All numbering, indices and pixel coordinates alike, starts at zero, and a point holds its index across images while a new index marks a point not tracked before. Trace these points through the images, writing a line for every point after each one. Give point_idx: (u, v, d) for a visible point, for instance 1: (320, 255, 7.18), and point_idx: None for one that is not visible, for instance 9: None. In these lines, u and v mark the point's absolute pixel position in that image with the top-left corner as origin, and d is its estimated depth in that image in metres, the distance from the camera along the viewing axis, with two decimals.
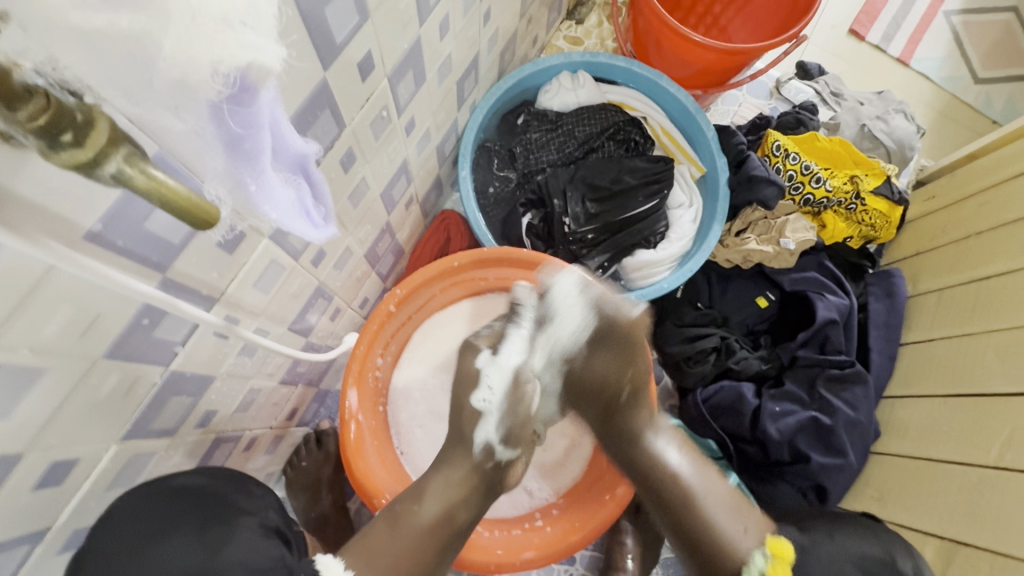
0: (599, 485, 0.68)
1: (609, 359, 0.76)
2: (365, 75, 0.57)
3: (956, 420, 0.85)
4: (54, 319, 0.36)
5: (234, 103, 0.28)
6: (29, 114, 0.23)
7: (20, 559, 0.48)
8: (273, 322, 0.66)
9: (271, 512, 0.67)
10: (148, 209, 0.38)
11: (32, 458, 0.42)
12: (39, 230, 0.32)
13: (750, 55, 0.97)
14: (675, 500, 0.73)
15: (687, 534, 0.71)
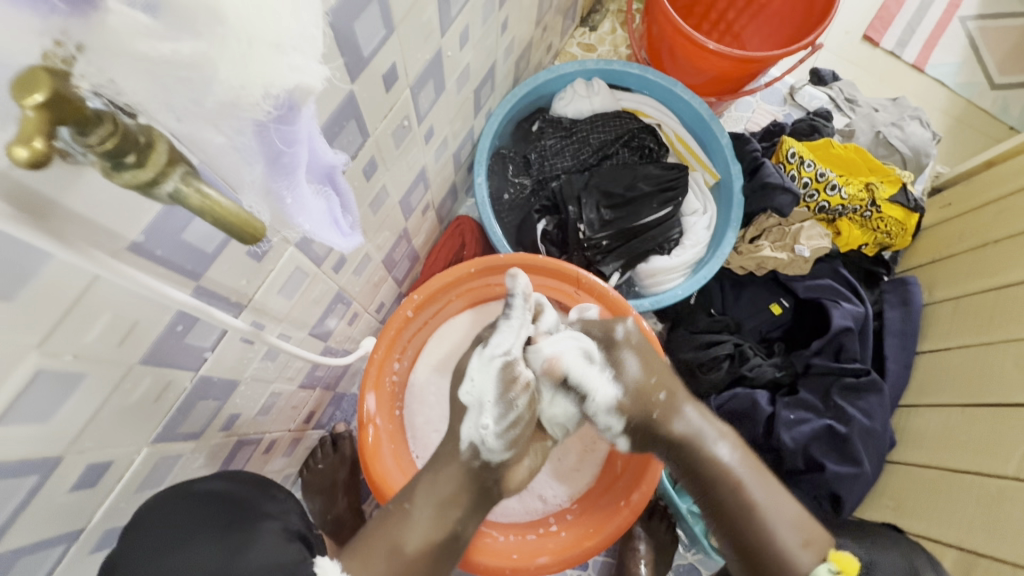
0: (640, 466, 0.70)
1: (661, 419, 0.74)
2: (389, 86, 0.58)
3: (974, 430, 0.84)
4: (94, 326, 0.38)
5: (280, 123, 0.29)
6: (98, 138, 0.24)
7: (54, 559, 0.50)
8: (295, 327, 0.67)
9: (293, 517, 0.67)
10: (186, 219, 0.39)
11: (69, 460, 0.43)
12: (84, 240, 0.33)
13: (765, 63, 0.97)
14: (726, 500, 0.69)
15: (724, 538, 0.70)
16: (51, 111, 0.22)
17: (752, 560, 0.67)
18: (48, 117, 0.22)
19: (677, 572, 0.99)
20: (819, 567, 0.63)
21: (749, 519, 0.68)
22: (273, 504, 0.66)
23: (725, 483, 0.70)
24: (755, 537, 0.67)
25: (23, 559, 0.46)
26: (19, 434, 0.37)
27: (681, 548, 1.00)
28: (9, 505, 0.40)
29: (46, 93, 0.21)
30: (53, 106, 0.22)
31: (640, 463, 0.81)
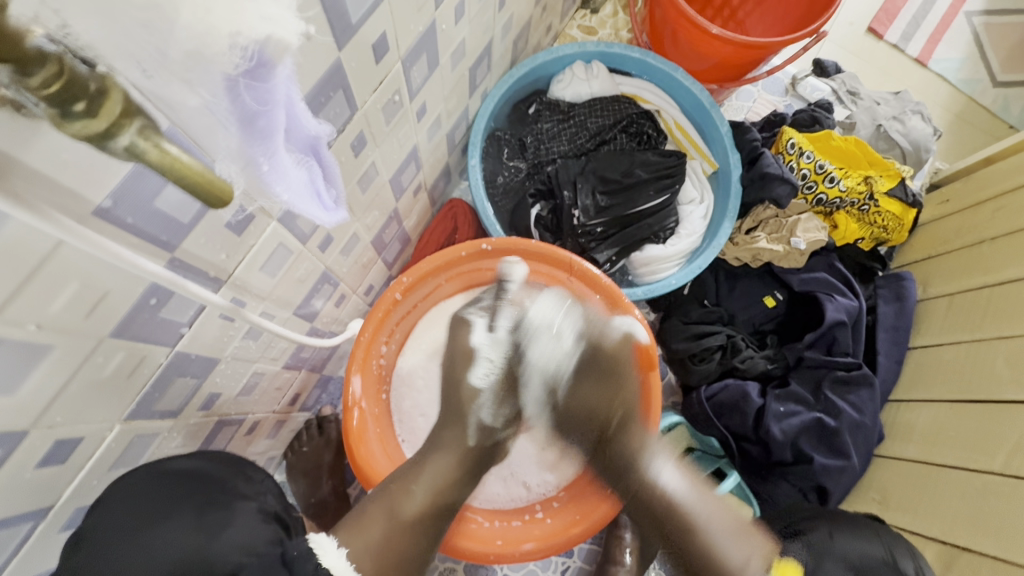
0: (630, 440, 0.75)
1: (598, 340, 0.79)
2: (378, 57, 0.56)
3: (962, 426, 0.84)
4: (60, 295, 0.36)
5: (251, 78, 0.27)
6: (42, 81, 0.21)
7: (22, 535, 0.48)
8: (279, 306, 0.65)
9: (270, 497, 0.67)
10: (158, 186, 0.37)
11: (36, 435, 0.42)
12: (47, 204, 0.31)
13: (769, 49, 0.95)
14: (673, 530, 0.70)
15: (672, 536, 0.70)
16: None
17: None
18: None
19: (662, 561, 0.99)
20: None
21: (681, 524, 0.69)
22: (248, 485, 0.66)
23: (664, 500, 0.71)
24: (699, 546, 0.68)
25: None
26: None
27: None
28: None
29: None
30: None
31: None
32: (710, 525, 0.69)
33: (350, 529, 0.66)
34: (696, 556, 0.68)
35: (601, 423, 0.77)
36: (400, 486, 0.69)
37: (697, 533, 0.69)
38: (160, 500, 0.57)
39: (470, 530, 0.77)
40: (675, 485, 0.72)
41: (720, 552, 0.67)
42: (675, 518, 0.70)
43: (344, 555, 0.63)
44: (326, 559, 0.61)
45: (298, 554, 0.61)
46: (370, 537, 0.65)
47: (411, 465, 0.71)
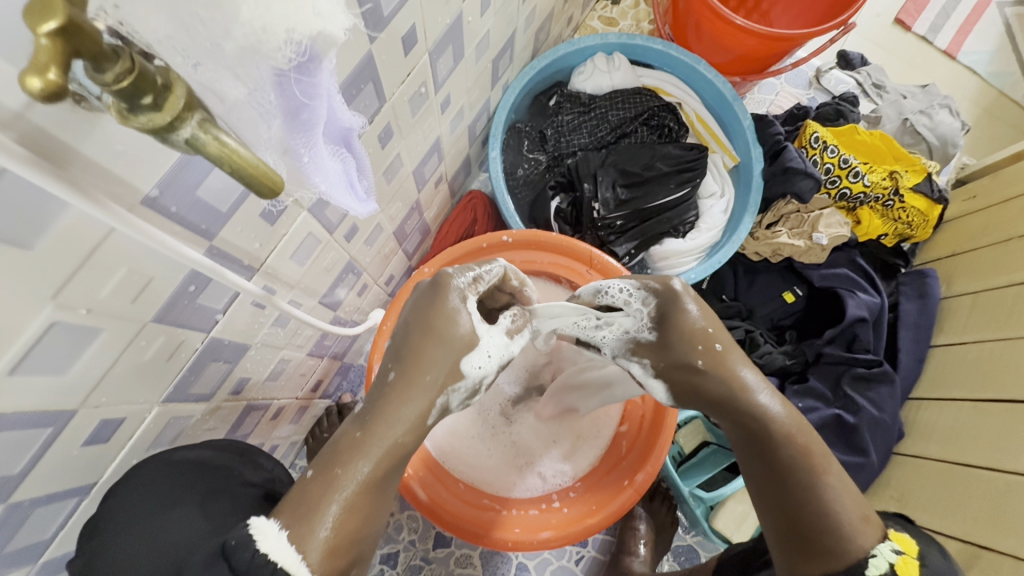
0: (715, 367, 0.61)
1: (673, 326, 0.63)
2: (407, 49, 0.56)
3: (984, 425, 0.83)
4: (109, 281, 0.37)
5: (300, 73, 0.29)
6: (114, 76, 0.22)
7: (67, 511, 0.50)
8: (306, 294, 0.66)
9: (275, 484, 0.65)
10: (200, 176, 0.38)
11: (83, 415, 0.43)
12: (101, 192, 0.32)
13: (796, 41, 0.93)
14: (779, 466, 0.58)
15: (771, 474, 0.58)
16: (65, 42, 0.20)
17: (817, 542, 0.55)
18: (62, 48, 0.20)
19: (676, 553, 1.00)
20: (880, 545, 0.54)
21: (789, 462, 0.58)
22: (256, 473, 0.64)
23: (788, 448, 0.58)
24: (822, 505, 0.56)
25: (38, 510, 0.46)
26: (35, 385, 0.37)
27: (680, 530, 1.01)
28: (23, 457, 0.41)
29: (60, 21, 0.20)
30: (69, 36, 0.20)
31: (644, 446, 0.81)
32: (835, 484, 0.57)
33: (295, 508, 0.51)
34: (812, 510, 0.56)
35: (691, 339, 0.62)
36: (345, 465, 0.53)
37: (817, 489, 0.56)
38: (167, 490, 0.55)
39: (489, 518, 0.79)
40: (799, 430, 0.59)
41: (845, 517, 0.55)
42: (796, 470, 0.57)
43: (289, 542, 0.49)
44: (264, 546, 0.48)
45: (236, 544, 0.49)
46: (318, 520, 0.50)
47: (352, 437, 0.54)
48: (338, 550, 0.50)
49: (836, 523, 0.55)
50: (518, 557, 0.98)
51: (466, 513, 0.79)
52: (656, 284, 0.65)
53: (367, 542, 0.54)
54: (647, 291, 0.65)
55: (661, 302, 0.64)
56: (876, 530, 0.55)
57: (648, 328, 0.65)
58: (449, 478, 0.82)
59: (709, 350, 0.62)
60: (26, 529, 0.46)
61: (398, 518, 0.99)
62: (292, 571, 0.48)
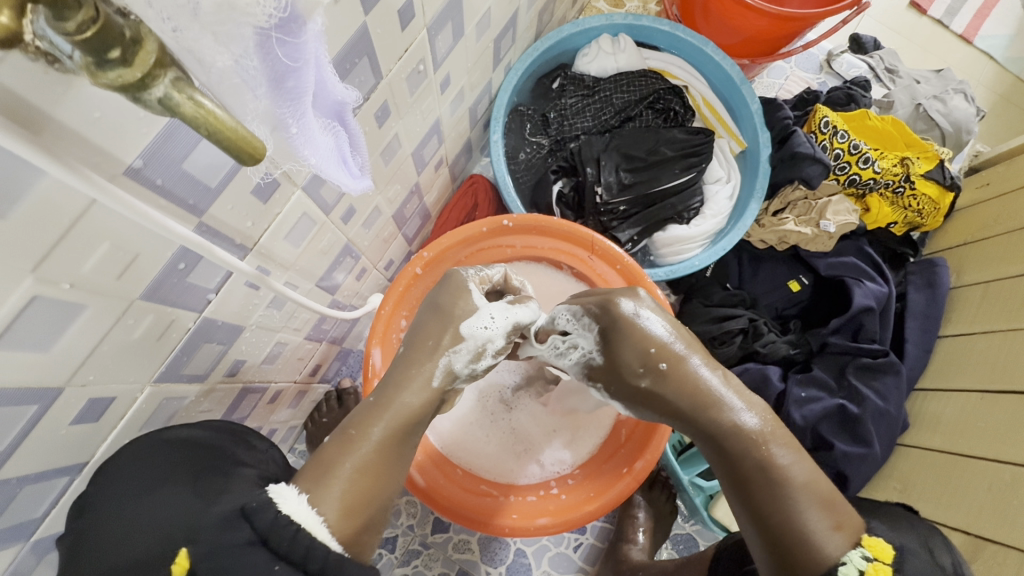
0: (668, 378, 0.59)
1: (620, 342, 0.62)
2: (404, 23, 0.55)
3: (992, 417, 0.82)
4: (92, 254, 0.36)
5: (282, 33, 0.27)
6: (77, 25, 0.21)
7: (59, 489, 0.50)
8: (302, 277, 0.65)
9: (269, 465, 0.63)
10: (186, 148, 0.37)
11: (70, 393, 0.43)
12: (78, 160, 0.31)
13: (807, 22, 0.91)
14: (748, 472, 0.54)
15: (741, 477, 0.55)
16: None
17: (783, 553, 0.52)
18: None
19: (674, 541, 1.00)
20: (851, 551, 0.50)
21: (755, 469, 0.54)
22: (250, 453, 0.62)
23: (748, 458, 0.55)
24: (784, 515, 0.52)
25: (26, 488, 0.46)
26: (18, 360, 0.36)
27: (679, 519, 1.01)
28: (9, 433, 0.40)
29: None
30: None
31: (645, 433, 0.80)
32: (804, 491, 0.53)
33: (314, 477, 0.52)
34: (778, 518, 0.52)
35: (642, 355, 0.60)
36: (359, 426, 0.54)
37: (781, 499, 0.53)
38: (155, 469, 0.53)
39: (489, 505, 0.78)
40: (767, 437, 0.55)
41: (810, 527, 0.51)
42: (758, 479, 0.54)
43: (309, 505, 0.49)
44: (284, 507, 0.48)
45: (255, 507, 0.49)
46: (336, 483, 0.51)
47: (368, 404, 0.57)
48: (357, 507, 0.51)
49: (800, 533, 0.51)
50: (516, 543, 0.98)
51: (466, 500, 0.78)
52: (596, 307, 0.65)
53: (383, 507, 0.53)
54: (588, 315, 0.65)
55: (602, 324, 0.64)
56: (847, 539, 0.51)
57: (596, 348, 0.65)
58: (448, 464, 0.82)
59: (659, 369, 0.60)
60: (16, 504, 0.46)
61: (397, 504, 0.99)
62: (314, 532, 0.48)
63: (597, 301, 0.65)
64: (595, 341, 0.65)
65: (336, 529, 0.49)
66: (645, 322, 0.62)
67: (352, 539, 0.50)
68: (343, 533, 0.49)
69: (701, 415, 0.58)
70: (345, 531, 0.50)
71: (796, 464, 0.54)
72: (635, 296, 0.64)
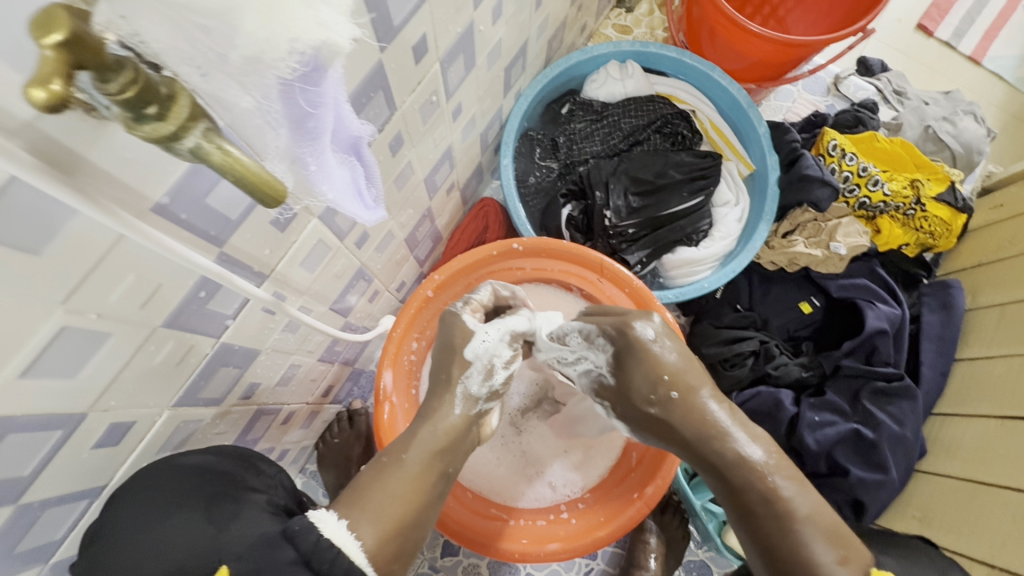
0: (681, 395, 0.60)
1: (634, 365, 0.63)
2: (418, 58, 0.57)
3: (1012, 444, 0.79)
4: (118, 286, 0.38)
5: (305, 82, 0.29)
6: (118, 86, 0.23)
7: (78, 511, 0.51)
8: (316, 301, 0.67)
9: (279, 491, 0.65)
10: (209, 184, 0.39)
11: (92, 418, 0.44)
12: (109, 199, 0.33)
13: (813, 48, 0.92)
14: (753, 502, 0.54)
15: (750, 510, 0.54)
16: (70, 54, 0.21)
17: None
18: (66, 58, 0.21)
19: (688, 568, 0.98)
20: None
21: (761, 502, 0.54)
22: (259, 478, 0.63)
23: (752, 490, 0.54)
24: (788, 546, 0.51)
25: (48, 511, 0.47)
26: (44, 388, 0.38)
27: (692, 545, 0.99)
28: (33, 459, 0.42)
29: (65, 33, 0.21)
30: (73, 47, 0.21)
31: (655, 458, 0.79)
32: (808, 523, 0.51)
33: (351, 502, 0.53)
34: (782, 550, 0.51)
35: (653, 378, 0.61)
36: (391, 453, 0.57)
37: (784, 531, 0.52)
38: (170, 493, 0.54)
39: (495, 528, 0.78)
40: (771, 467, 0.55)
41: (816, 558, 0.50)
42: (762, 511, 0.53)
43: (348, 528, 0.50)
44: (326, 531, 0.49)
45: (299, 529, 0.49)
46: (372, 507, 0.52)
47: (405, 434, 0.60)
48: (393, 531, 0.51)
49: (806, 565, 0.50)
50: (526, 567, 0.97)
51: (474, 523, 0.77)
52: (612, 328, 0.66)
53: (418, 533, 0.54)
54: (602, 336, 0.66)
55: (617, 345, 0.65)
56: (856, 571, 0.49)
57: (607, 368, 0.66)
58: (458, 488, 0.81)
59: (671, 399, 0.60)
60: (38, 527, 0.47)
61: None
62: (353, 555, 0.49)
63: (615, 324, 0.66)
64: (607, 362, 0.66)
65: (369, 548, 0.50)
66: (658, 346, 0.63)
67: (384, 563, 0.50)
68: (377, 557, 0.50)
69: (704, 444, 0.58)
70: (378, 555, 0.50)
71: (805, 495, 0.53)
72: (651, 320, 0.65)
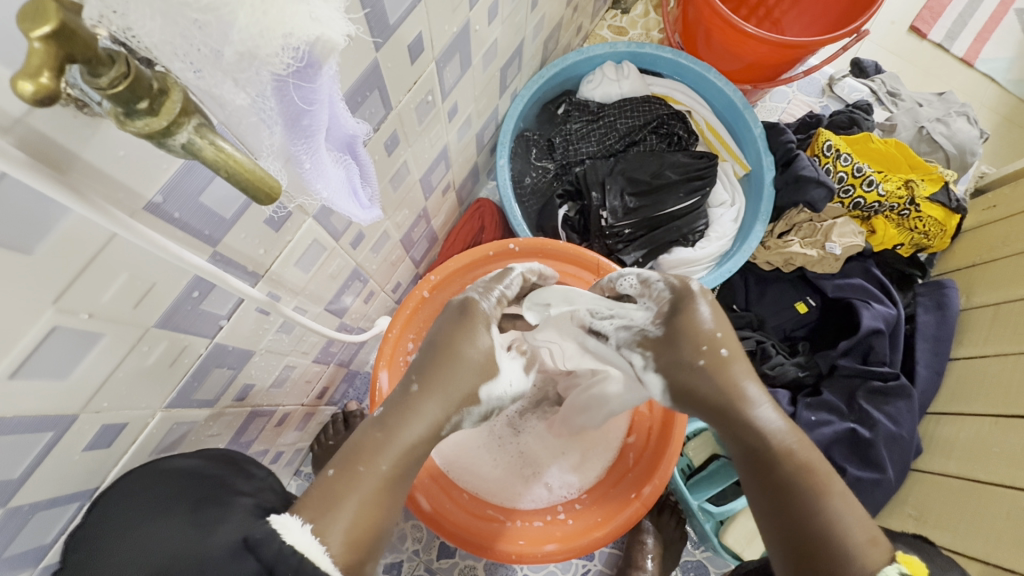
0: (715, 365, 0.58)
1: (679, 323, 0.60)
2: (413, 57, 0.56)
3: (1007, 442, 0.80)
4: (111, 285, 0.37)
5: (299, 79, 0.28)
6: (109, 80, 0.23)
7: (68, 515, 0.51)
8: (311, 300, 0.66)
9: (267, 494, 0.64)
10: (204, 182, 0.38)
11: (84, 420, 0.44)
12: (102, 197, 0.33)
13: (808, 49, 0.92)
14: (786, 478, 0.54)
15: (781, 486, 0.54)
16: (60, 47, 0.21)
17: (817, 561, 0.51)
18: (56, 51, 0.21)
19: (684, 569, 0.98)
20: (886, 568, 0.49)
21: (794, 476, 0.54)
22: (247, 483, 0.62)
23: (784, 465, 0.55)
24: (822, 526, 0.52)
25: (38, 514, 0.47)
26: (35, 389, 0.37)
27: (688, 545, 0.99)
28: (23, 462, 0.41)
29: (54, 25, 0.20)
30: (62, 40, 0.21)
31: (653, 456, 0.80)
32: (839, 500, 0.53)
33: (319, 503, 0.51)
34: (815, 525, 0.52)
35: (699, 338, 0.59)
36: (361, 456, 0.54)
37: (817, 507, 0.53)
38: (156, 496, 0.54)
39: (493, 529, 0.78)
40: (799, 447, 0.56)
41: (850, 540, 0.51)
42: (794, 486, 0.54)
43: (313, 535, 0.49)
44: (289, 539, 0.48)
45: (262, 538, 0.50)
46: (340, 513, 0.50)
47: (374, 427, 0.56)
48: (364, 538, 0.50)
49: (837, 541, 0.51)
50: (523, 568, 0.96)
51: (470, 524, 0.78)
52: (675, 280, 0.63)
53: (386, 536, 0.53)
54: (661, 281, 0.64)
55: (675, 295, 0.62)
56: (884, 552, 0.51)
57: (654, 320, 0.62)
58: (454, 489, 0.82)
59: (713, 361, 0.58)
60: (27, 531, 0.47)
61: (403, 528, 0.98)
62: (319, 562, 0.48)
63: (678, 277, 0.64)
64: (657, 314, 0.63)
65: (336, 554, 0.49)
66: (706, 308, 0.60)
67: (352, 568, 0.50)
68: (345, 563, 0.49)
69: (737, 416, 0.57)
70: (347, 561, 0.49)
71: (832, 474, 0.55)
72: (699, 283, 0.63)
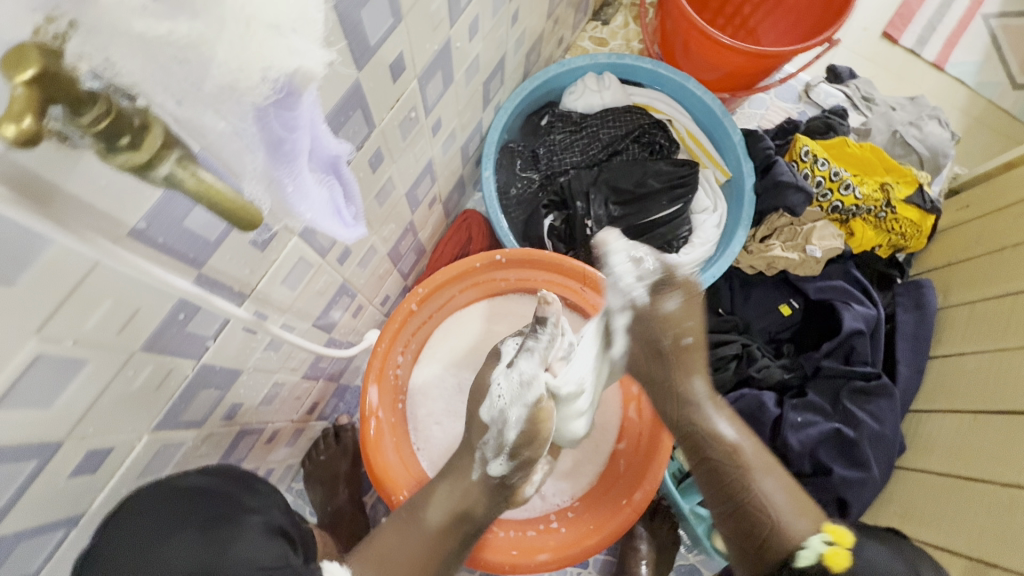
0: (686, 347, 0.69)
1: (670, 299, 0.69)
2: (395, 76, 0.57)
3: (988, 438, 0.82)
4: (95, 312, 0.38)
5: (280, 107, 0.29)
6: (91, 118, 0.25)
7: (53, 544, 0.50)
8: (299, 318, 0.67)
9: (276, 511, 0.64)
10: (187, 207, 0.39)
11: (69, 447, 0.44)
12: (87, 228, 0.33)
13: (782, 58, 0.95)
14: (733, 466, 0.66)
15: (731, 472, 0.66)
16: (40, 90, 0.23)
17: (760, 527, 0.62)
18: (37, 94, 0.23)
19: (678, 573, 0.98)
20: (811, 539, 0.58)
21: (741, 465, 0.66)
22: (255, 498, 0.63)
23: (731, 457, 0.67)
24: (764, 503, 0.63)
25: (23, 543, 0.46)
26: (19, 418, 0.37)
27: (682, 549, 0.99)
28: (8, 489, 0.41)
29: (38, 69, 0.22)
30: (45, 83, 0.23)
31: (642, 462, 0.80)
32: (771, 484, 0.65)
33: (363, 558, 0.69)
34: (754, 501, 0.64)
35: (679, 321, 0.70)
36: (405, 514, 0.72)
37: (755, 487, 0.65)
38: (166, 517, 0.54)
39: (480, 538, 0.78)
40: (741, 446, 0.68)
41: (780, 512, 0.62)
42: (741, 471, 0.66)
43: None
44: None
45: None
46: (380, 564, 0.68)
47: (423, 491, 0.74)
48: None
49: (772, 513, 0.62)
50: None
51: None
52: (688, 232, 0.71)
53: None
54: None
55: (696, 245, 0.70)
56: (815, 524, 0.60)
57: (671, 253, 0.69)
58: None
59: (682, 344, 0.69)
60: (12, 560, 0.46)
61: None
62: None
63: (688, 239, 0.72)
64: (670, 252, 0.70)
65: None
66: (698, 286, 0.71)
67: None
68: None
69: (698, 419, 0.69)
70: None
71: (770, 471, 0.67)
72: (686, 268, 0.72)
